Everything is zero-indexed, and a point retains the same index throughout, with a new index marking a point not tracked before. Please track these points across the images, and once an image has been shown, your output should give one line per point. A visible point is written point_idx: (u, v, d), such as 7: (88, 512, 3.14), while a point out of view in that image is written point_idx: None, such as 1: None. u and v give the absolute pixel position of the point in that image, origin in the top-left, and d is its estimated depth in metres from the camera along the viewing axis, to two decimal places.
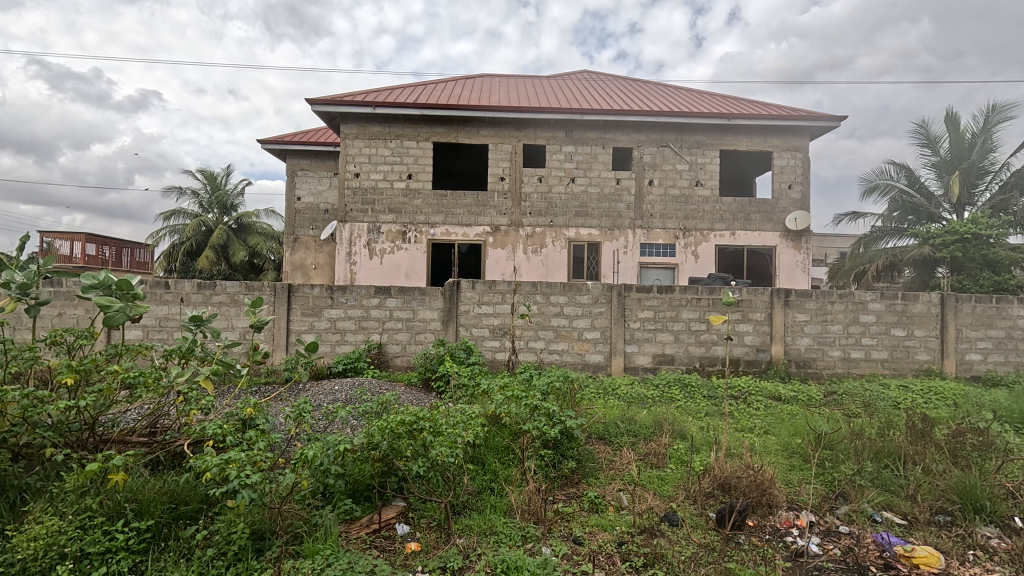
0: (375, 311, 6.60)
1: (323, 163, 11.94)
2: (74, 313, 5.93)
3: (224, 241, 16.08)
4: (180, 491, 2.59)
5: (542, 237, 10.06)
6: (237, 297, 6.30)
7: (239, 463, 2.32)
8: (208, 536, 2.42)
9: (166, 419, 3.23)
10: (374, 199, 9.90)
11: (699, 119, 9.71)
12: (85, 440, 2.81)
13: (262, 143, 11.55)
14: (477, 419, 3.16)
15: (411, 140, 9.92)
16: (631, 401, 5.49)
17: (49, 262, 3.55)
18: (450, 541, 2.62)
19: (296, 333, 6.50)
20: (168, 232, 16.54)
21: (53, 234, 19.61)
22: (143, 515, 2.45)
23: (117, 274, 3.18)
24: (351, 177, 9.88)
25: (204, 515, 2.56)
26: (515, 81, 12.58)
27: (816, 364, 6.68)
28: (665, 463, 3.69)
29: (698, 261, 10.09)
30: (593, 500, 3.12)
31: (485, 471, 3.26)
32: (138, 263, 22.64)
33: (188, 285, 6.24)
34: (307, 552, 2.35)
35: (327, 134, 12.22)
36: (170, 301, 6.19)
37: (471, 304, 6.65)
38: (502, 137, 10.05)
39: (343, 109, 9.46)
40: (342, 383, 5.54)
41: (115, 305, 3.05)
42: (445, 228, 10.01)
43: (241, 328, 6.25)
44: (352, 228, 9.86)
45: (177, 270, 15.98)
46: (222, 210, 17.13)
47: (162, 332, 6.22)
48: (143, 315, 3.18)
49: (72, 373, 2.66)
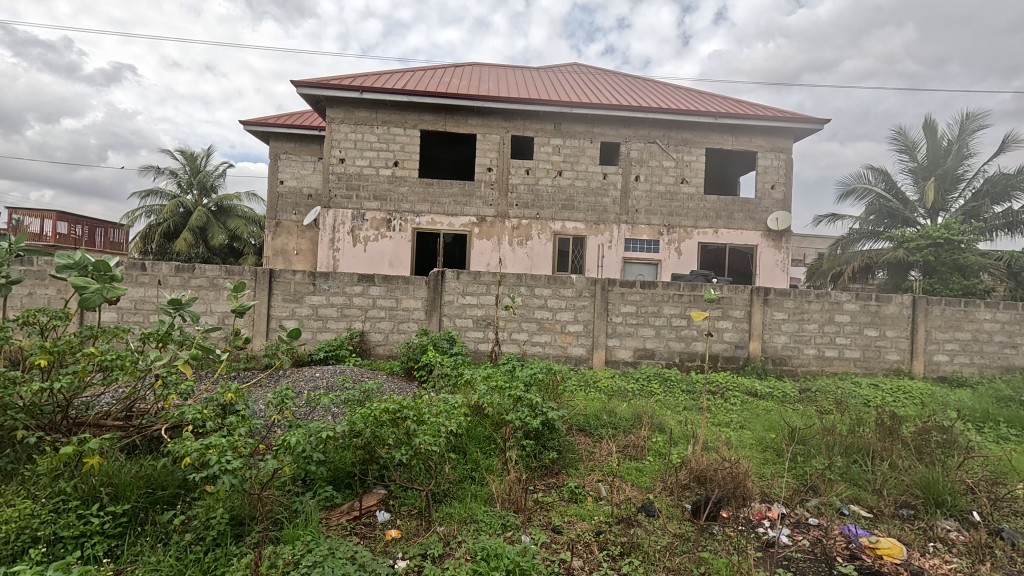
0: (358, 298, 6.55)
1: (307, 147, 11.73)
2: (45, 293, 5.77)
3: (203, 223, 15.71)
4: (157, 477, 2.55)
5: (529, 229, 10.08)
6: (216, 281, 6.18)
7: (219, 448, 2.30)
8: (187, 521, 2.38)
9: (143, 403, 3.16)
10: (360, 185, 9.78)
11: (687, 116, 9.78)
12: (57, 423, 2.73)
13: (244, 124, 11.29)
14: (460, 409, 3.18)
15: (398, 127, 9.81)
16: (612, 394, 5.57)
17: (21, 240, 3.45)
18: (430, 528, 2.64)
19: (277, 318, 6.42)
20: (144, 212, 16.10)
21: (21, 212, 18.98)
22: (118, 500, 2.40)
23: (94, 255, 3.11)
24: (335, 163, 9.73)
25: (182, 500, 2.52)
26: (504, 71, 12.47)
27: (792, 361, 6.85)
28: (644, 455, 3.76)
29: (681, 257, 10.22)
30: (573, 490, 3.17)
31: (466, 460, 3.30)
32: (112, 244, 22.11)
33: (165, 268, 6.10)
34: (289, 538, 2.33)
35: (312, 117, 12.01)
36: (146, 284, 6.08)
37: (455, 294, 6.65)
38: (491, 127, 9.99)
39: (330, 93, 9.29)
40: (323, 370, 5.54)
41: (91, 287, 2.99)
42: (431, 217, 9.95)
43: (221, 313, 6.15)
44: (337, 215, 9.74)
45: (153, 252, 15.57)
46: (202, 191, 16.76)
47: (137, 314, 6.10)
48: (121, 297, 3.13)
49: (46, 355, 2.59)
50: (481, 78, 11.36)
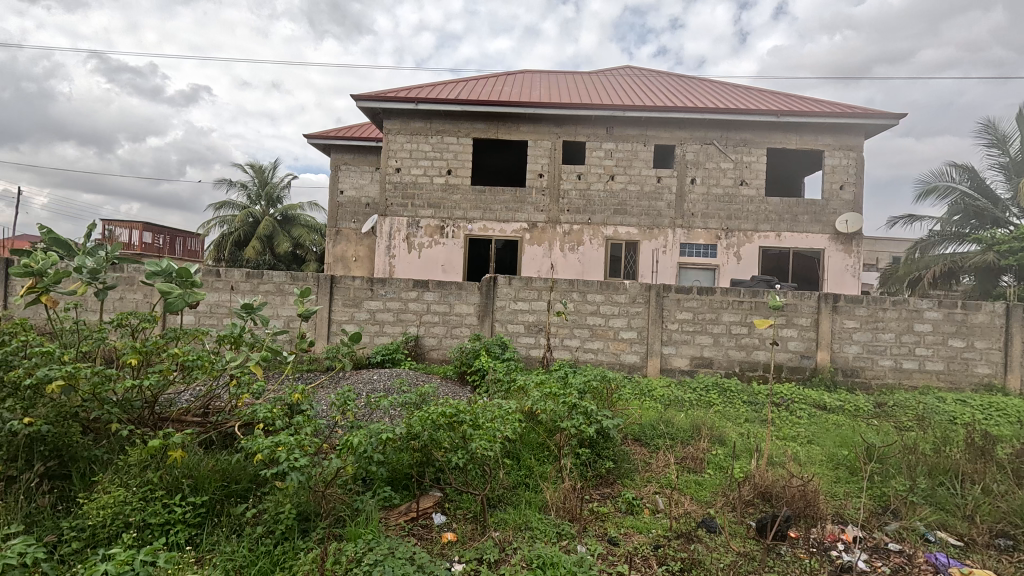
0: (413, 303, 6.72)
1: (365, 158, 12.21)
2: (134, 298, 6.29)
3: (270, 232, 16.67)
4: (232, 471, 2.71)
5: (580, 234, 10.00)
6: (283, 287, 6.52)
7: (288, 446, 2.41)
8: (258, 514, 2.51)
9: (219, 401, 3.37)
10: (415, 193, 10.06)
11: (746, 116, 9.41)
12: (146, 417, 2.95)
13: (308, 138, 11.90)
14: (515, 415, 3.19)
15: (451, 136, 10.02)
16: (668, 403, 5.40)
17: (115, 249, 3.78)
18: (485, 534, 2.65)
19: (338, 322, 6.69)
20: (218, 222, 17.26)
21: (114, 223, 20.84)
22: (198, 491, 2.58)
23: (177, 262, 3.36)
24: (392, 172, 10.06)
25: (253, 494, 2.66)
26: (555, 78, 12.46)
27: (865, 373, 6.40)
28: (704, 468, 3.62)
29: (741, 262, 9.82)
30: (630, 501, 3.08)
31: (520, 466, 3.30)
32: (189, 253, 23.88)
33: (238, 274, 6.50)
34: (351, 536, 2.41)
35: (370, 129, 12.49)
36: (221, 289, 6.50)
37: (507, 300, 6.69)
38: (542, 134, 10.01)
39: (387, 105, 9.63)
40: (381, 372, 5.71)
41: (175, 292, 3.24)
42: (483, 224, 10.07)
43: (287, 317, 6.48)
44: (393, 223, 10.06)
45: (225, 259, 16.65)
46: (269, 202, 17.79)
47: (213, 318, 6.54)
48: (201, 301, 3.36)
49: (137, 355, 2.82)
50: (532, 86, 11.41)
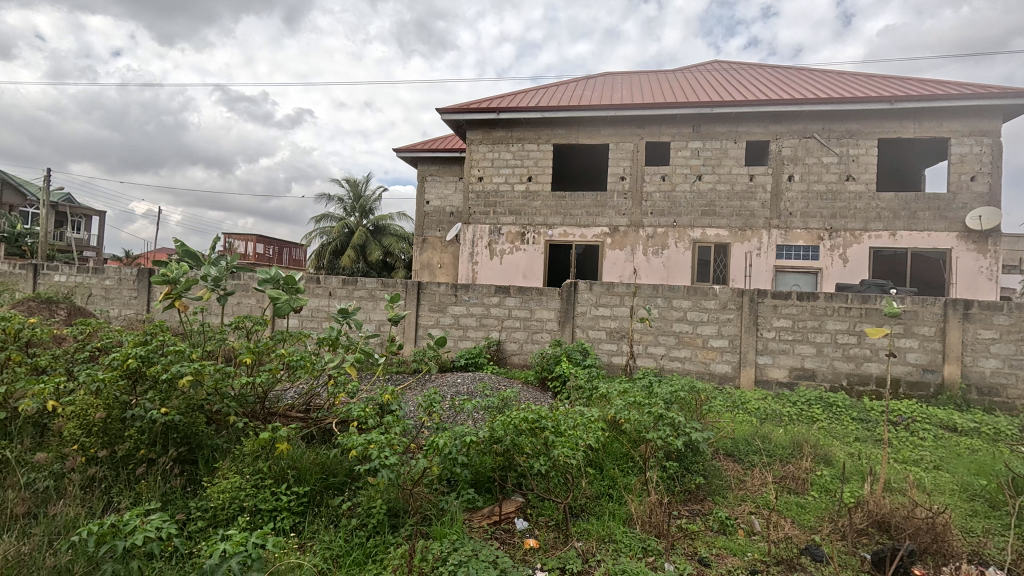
0: (495, 309, 6.84)
1: (449, 168, 12.67)
2: (249, 302, 6.99)
3: (363, 241, 17.80)
4: (330, 465, 2.90)
5: (665, 237, 9.65)
6: (375, 293, 6.92)
7: (379, 444, 2.54)
8: (353, 507, 2.66)
9: (319, 399, 3.63)
10: (496, 201, 10.27)
11: (853, 104, 8.58)
12: (258, 412, 3.25)
13: (397, 152, 12.59)
14: (597, 423, 3.12)
15: (532, 143, 10.11)
16: (764, 417, 5.02)
17: (234, 259, 4.21)
18: (568, 543, 2.61)
19: (424, 327, 6.98)
20: (318, 233, 18.73)
21: (233, 236, 23.35)
22: (301, 481, 2.79)
23: (284, 270, 3.68)
24: (475, 181, 10.35)
25: (348, 487, 2.83)
26: (637, 78, 12.17)
27: (1006, 391, 5.54)
28: (808, 490, 3.32)
29: (848, 264, 8.94)
30: (722, 521, 2.90)
31: (603, 476, 3.22)
32: (294, 262, 26.16)
33: (335, 281, 7.00)
34: (437, 534, 2.48)
35: (454, 140, 12.94)
36: (321, 294, 7.04)
37: (588, 306, 6.60)
38: (624, 136, 9.80)
39: (470, 116, 9.94)
40: (464, 376, 5.86)
41: (282, 297, 3.55)
42: (564, 229, 10.03)
43: (379, 321, 6.87)
44: (475, 230, 10.33)
45: (325, 267, 18.02)
46: (362, 213, 19.02)
47: (314, 321, 7.09)
48: (304, 306, 3.65)
49: (251, 355, 3.13)
50: (613, 88, 11.23)
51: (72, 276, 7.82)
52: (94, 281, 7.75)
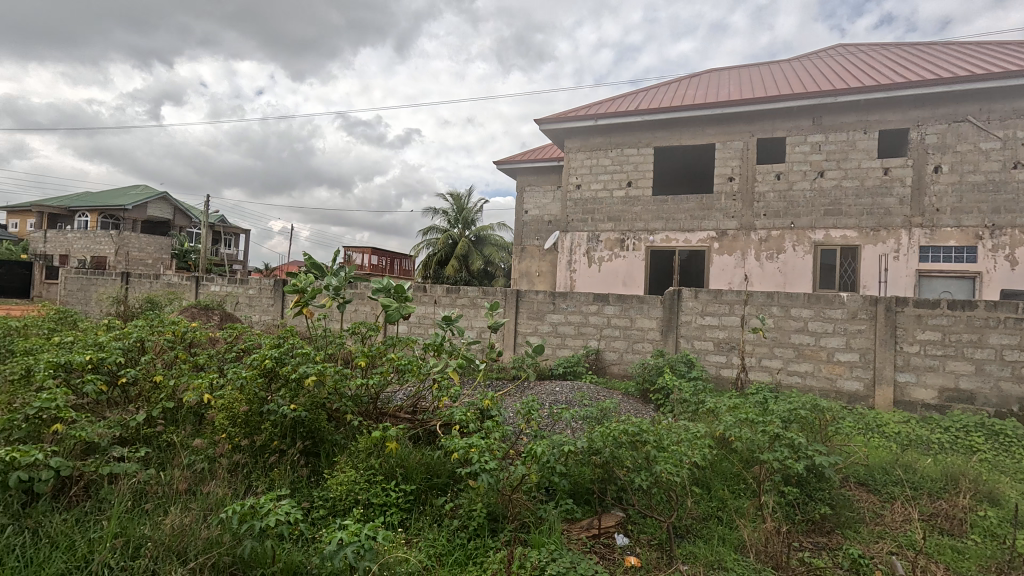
0: (594, 317, 6.75)
1: (547, 178, 12.79)
2: (364, 310, 7.59)
3: (465, 251, 18.54)
4: (434, 465, 3.04)
5: (780, 240, 8.87)
6: (476, 301, 7.17)
7: (479, 448, 2.62)
8: (455, 508, 2.76)
9: (425, 402, 3.83)
10: (594, 208, 10.15)
11: (1021, 79, 7.27)
12: (371, 411, 3.51)
13: (497, 164, 12.98)
14: (704, 440, 2.94)
15: (631, 148, 9.88)
16: (906, 443, 4.38)
17: (352, 270, 4.62)
18: (672, 565, 2.47)
19: (523, 334, 7.07)
20: (425, 244, 19.85)
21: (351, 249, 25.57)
22: (408, 480, 2.95)
23: (395, 280, 3.96)
24: (572, 189, 10.35)
25: (451, 489, 2.94)
26: (746, 72, 11.40)
27: None
28: (966, 533, 2.83)
29: (1017, 267, 7.58)
30: (855, 558, 2.56)
31: (711, 497, 3.01)
32: (404, 272, 28.00)
33: (440, 290, 7.36)
34: (535, 543, 2.48)
35: (552, 150, 13.06)
36: (427, 302, 7.44)
37: (693, 314, 6.26)
38: (732, 134, 9.21)
39: (567, 125, 9.98)
40: (563, 384, 5.83)
41: (392, 305, 3.81)
42: (666, 234, 9.63)
43: (480, 328, 7.10)
44: (573, 238, 10.29)
45: (430, 276, 19.04)
46: (465, 225, 19.84)
47: (420, 327, 7.51)
48: (411, 314, 3.89)
49: (365, 358, 3.39)
50: (719, 85, 10.62)
51: (223, 286, 9.06)
52: (240, 290, 8.91)
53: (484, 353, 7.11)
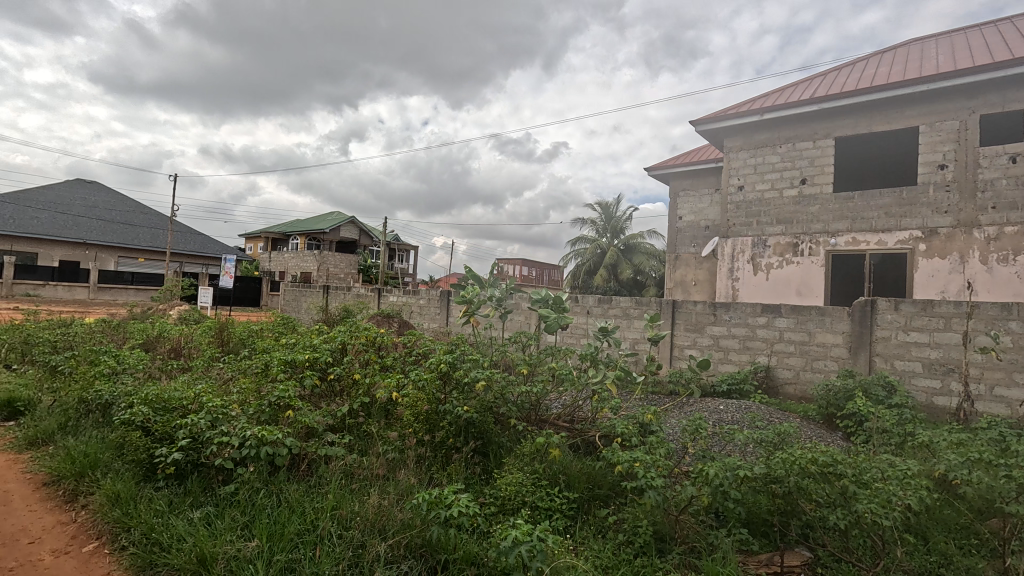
0: (762, 330, 6.14)
1: (704, 180, 12.03)
2: (520, 319, 7.94)
3: (615, 261, 18.29)
4: (595, 476, 3.05)
5: (1019, 238, 7.11)
6: (630, 311, 7.03)
7: (644, 463, 2.57)
8: (619, 522, 2.73)
9: (583, 411, 3.87)
10: (760, 210, 9.25)
11: None
12: (532, 417, 3.66)
13: (649, 170, 12.64)
14: (918, 480, 2.46)
15: (805, 141, 8.83)
16: None
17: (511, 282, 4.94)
18: None
19: (680, 347, 6.71)
20: (574, 254, 20.07)
21: (505, 261, 27.00)
22: (570, 487, 2.99)
23: (554, 292, 4.16)
24: (734, 191, 9.60)
25: (613, 501, 2.92)
26: (962, 36, 9.41)
27: None
28: None
29: None
30: None
31: (928, 551, 2.51)
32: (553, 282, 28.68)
33: (592, 300, 7.37)
34: (707, 571, 2.32)
35: (709, 151, 12.27)
36: (579, 312, 7.50)
37: (893, 329, 5.32)
38: (942, 113, 7.67)
39: (728, 122, 9.32)
40: (728, 403, 5.40)
41: (551, 315, 3.96)
42: (852, 236, 8.35)
43: (634, 339, 6.93)
44: (735, 244, 9.48)
45: (580, 287, 19.18)
46: (614, 234, 19.61)
47: (573, 337, 7.60)
48: (568, 324, 4.00)
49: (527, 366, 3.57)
50: (922, 57, 8.94)
51: (400, 296, 10.25)
52: (413, 300, 9.98)
53: (642, 366, 6.88)
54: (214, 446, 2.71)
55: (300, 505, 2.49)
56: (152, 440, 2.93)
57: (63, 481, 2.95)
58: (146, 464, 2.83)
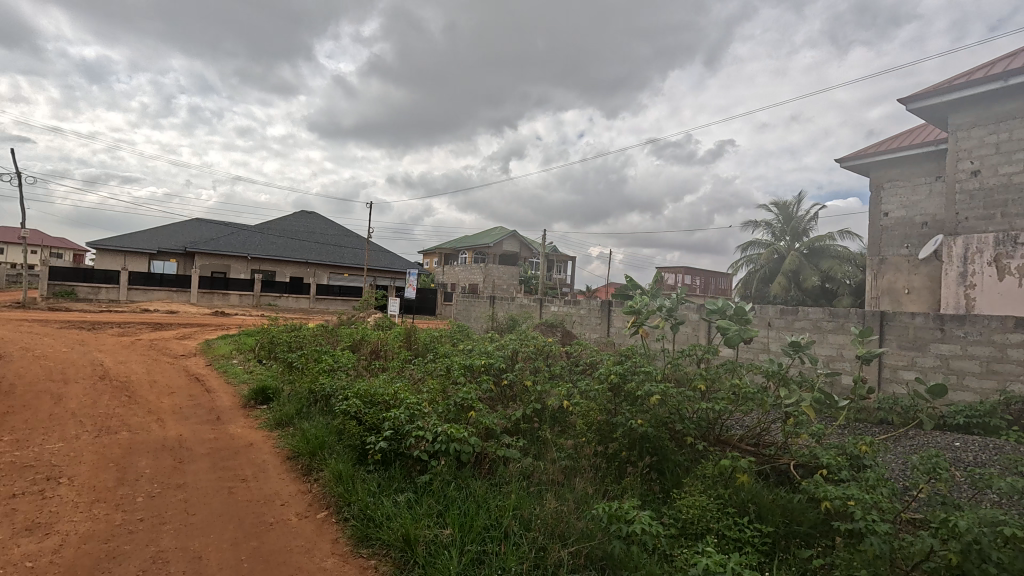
0: (1017, 350, 4.85)
1: (919, 167, 10.00)
2: (688, 331, 7.48)
3: (797, 267, 16.20)
4: (793, 512, 2.72)
5: None
6: (822, 324, 6.13)
7: (862, 503, 2.24)
8: (827, 567, 2.37)
9: (771, 436, 3.54)
10: (1006, 199, 7.34)
11: None
12: (712, 437, 3.45)
13: (841, 161, 10.97)
14: None
15: None
16: None
17: (682, 292, 4.72)
18: None
19: (892, 368, 5.58)
20: (745, 261, 18.28)
21: (666, 270, 25.82)
22: (763, 520, 2.67)
23: (732, 302, 3.94)
24: (965, 177, 7.80)
25: (817, 542, 2.57)
26: None
27: None
28: None
29: None
30: None
31: None
32: (721, 291, 26.53)
33: (773, 311, 6.61)
34: None
35: (925, 132, 10.20)
36: (758, 325, 6.78)
37: None
38: None
39: (956, 91, 7.65)
40: (968, 439, 4.37)
41: (732, 328, 3.68)
42: None
43: (828, 357, 6.02)
44: (969, 242, 7.51)
45: (753, 296, 17.39)
46: (794, 237, 17.40)
47: (750, 352, 6.89)
48: (754, 337, 3.68)
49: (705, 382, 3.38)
50: None
51: (561, 306, 10.44)
52: (573, 310, 10.07)
53: (847, 391, 5.85)
54: (413, 438, 3.07)
55: (486, 502, 2.67)
56: (364, 429, 3.43)
57: (300, 457, 3.60)
58: (360, 448, 3.31)
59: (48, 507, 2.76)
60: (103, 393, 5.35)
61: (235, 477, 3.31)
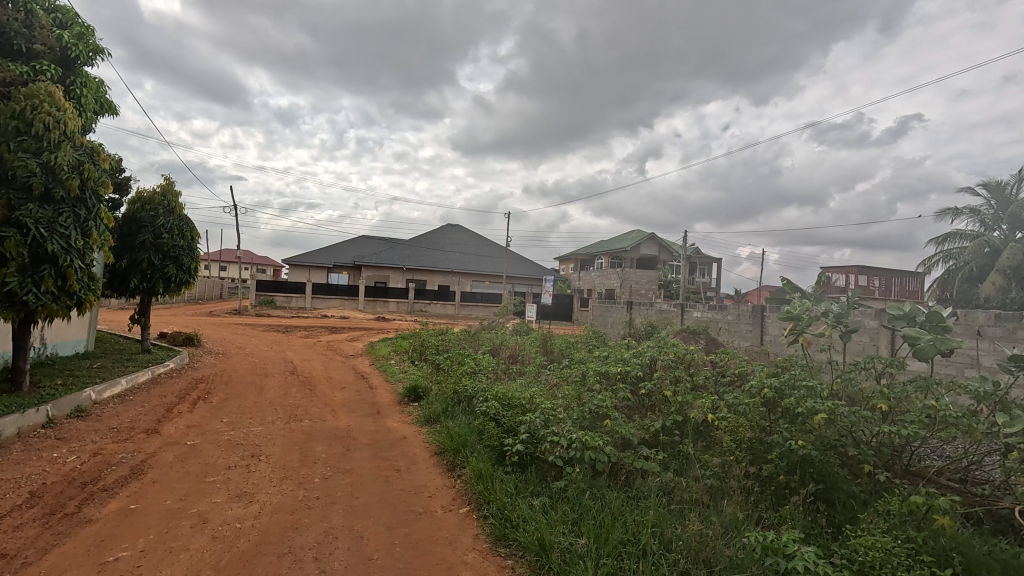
0: None
1: None
2: (863, 340, 6.45)
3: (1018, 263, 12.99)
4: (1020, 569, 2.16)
5: None
6: None
7: None
8: None
9: (984, 472, 2.91)
10: None
11: None
12: (898, 467, 2.93)
13: None
14: None
15: None
16: None
17: (854, 295, 4.09)
18: None
19: None
20: (942, 257, 15.17)
21: (833, 269, 22.60)
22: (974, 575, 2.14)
23: (923, 306, 3.34)
24: None
25: None
26: None
27: None
28: None
29: None
30: None
31: None
32: (908, 292, 22.37)
33: (984, 315, 5.38)
34: None
35: None
36: (963, 333, 5.56)
37: None
38: None
39: None
40: None
41: (923, 338, 3.08)
42: None
43: None
44: None
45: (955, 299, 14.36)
46: (1014, 225, 13.97)
47: (951, 366, 5.69)
48: (956, 348, 3.04)
49: (886, 400, 2.89)
50: None
51: (706, 312, 9.73)
52: (720, 316, 9.33)
53: None
54: (548, 443, 3.11)
55: (623, 515, 2.57)
56: (502, 431, 3.58)
57: (445, 453, 3.86)
58: (498, 449, 3.44)
59: (253, 479, 3.34)
60: (293, 387, 6.32)
61: (390, 466, 3.67)
